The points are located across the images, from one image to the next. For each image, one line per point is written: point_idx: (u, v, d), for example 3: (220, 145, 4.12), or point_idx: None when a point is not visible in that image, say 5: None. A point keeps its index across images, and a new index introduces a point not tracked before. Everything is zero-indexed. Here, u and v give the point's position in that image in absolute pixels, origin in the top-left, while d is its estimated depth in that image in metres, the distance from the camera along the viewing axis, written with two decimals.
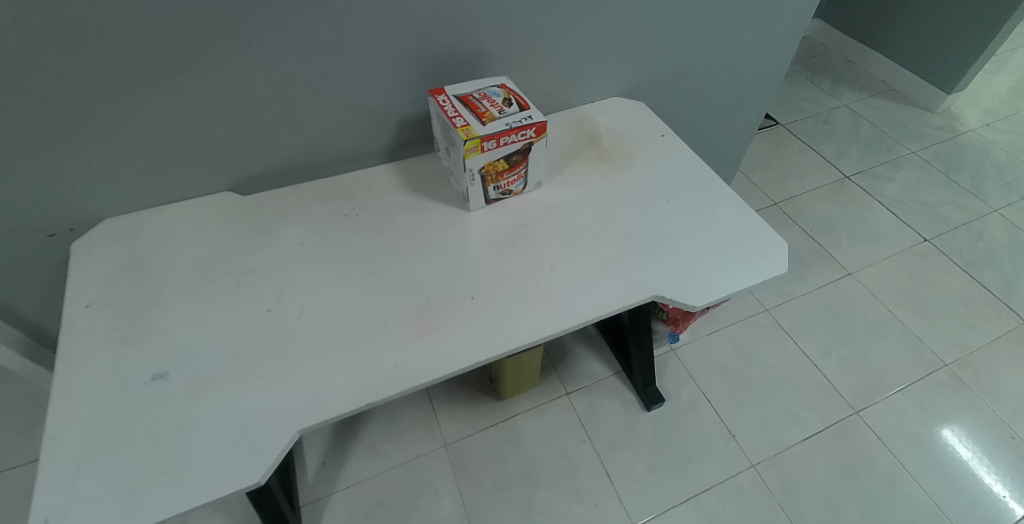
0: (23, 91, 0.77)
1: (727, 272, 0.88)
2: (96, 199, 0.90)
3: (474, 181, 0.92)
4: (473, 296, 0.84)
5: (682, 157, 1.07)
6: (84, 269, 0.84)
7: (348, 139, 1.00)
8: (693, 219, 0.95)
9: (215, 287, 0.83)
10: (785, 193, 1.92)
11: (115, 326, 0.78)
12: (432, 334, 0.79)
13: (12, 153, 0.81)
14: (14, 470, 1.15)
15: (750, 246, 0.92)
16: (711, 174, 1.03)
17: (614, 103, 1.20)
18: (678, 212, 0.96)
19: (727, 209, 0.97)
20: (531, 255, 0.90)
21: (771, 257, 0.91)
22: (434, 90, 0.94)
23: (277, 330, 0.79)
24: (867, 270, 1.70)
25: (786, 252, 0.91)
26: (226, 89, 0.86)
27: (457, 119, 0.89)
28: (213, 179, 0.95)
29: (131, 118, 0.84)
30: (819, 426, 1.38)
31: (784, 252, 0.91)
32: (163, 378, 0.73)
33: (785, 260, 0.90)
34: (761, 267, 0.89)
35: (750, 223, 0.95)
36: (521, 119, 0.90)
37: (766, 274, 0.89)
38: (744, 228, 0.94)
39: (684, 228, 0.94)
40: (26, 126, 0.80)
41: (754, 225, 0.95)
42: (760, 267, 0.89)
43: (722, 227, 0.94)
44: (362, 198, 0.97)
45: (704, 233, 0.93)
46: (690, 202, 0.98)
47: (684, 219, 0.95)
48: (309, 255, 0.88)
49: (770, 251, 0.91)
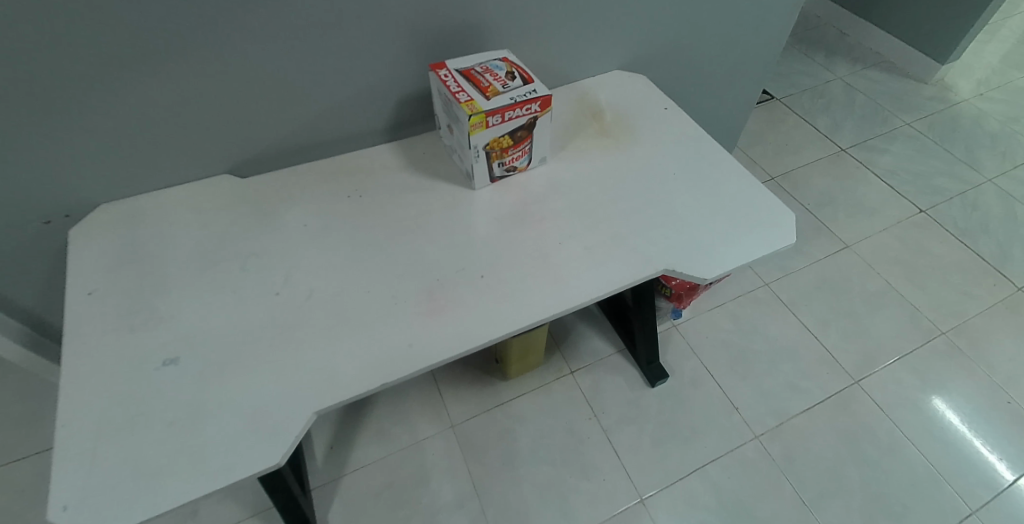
0: (12, 74, 0.74)
1: (736, 244, 0.88)
2: (92, 184, 0.87)
3: (479, 158, 0.90)
4: (483, 275, 0.83)
5: (686, 130, 1.06)
6: (85, 257, 0.82)
7: (348, 118, 0.98)
8: (701, 192, 0.95)
9: (220, 272, 0.81)
10: (781, 167, 1.92)
11: (120, 314, 0.76)
12: (443, 314, 0.78)
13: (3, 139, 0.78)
14: (16, 462, 1.14)
15: (758, 217, 0.91)
16: (716, 147, 1.02)
17: (615, 77, 1.18)
18: (685, 186, 0.96)
19: (734, 181, 0.97)
20: (538, 232, 0.89)
21: (779, 228, 0.90)
22: (435, 65, 0.92)
23: (286, 314, 0.78)
24: (864, 242, 1.71)
25: (794, 223, 0.91)
26: (223, 67, 0.83)
27: (460, 94, 0.87)
28: (211, 162, 0.93)
29: (126, 100, 0.82)
30: (820, 396, 1.39)
31: (792, 223, 0.91)
32: (173, 365, 0.72)
33: (794, 231, 0.90)
34: (770, 238, 0.89)
35: (758, 194, 0.94)
36: (526, 93, 0.88)
37: (775, 245, 0.89)
38: (752, 200, 0.94)
39: (692, 201, 0.93)
40: (16, 110, 0.77)
41: (761, 196, 0.94)
42: (769, 238, 0.89)
43: (730, 199, 0.94)
44: (365, 178, 0.96)
45: (712, 206, 0.93)
46: (696, 175, 0.98)
47: (690, 192, 0.95)
48: (314, 237, 0.87)
49: (778, 222, 0.91)
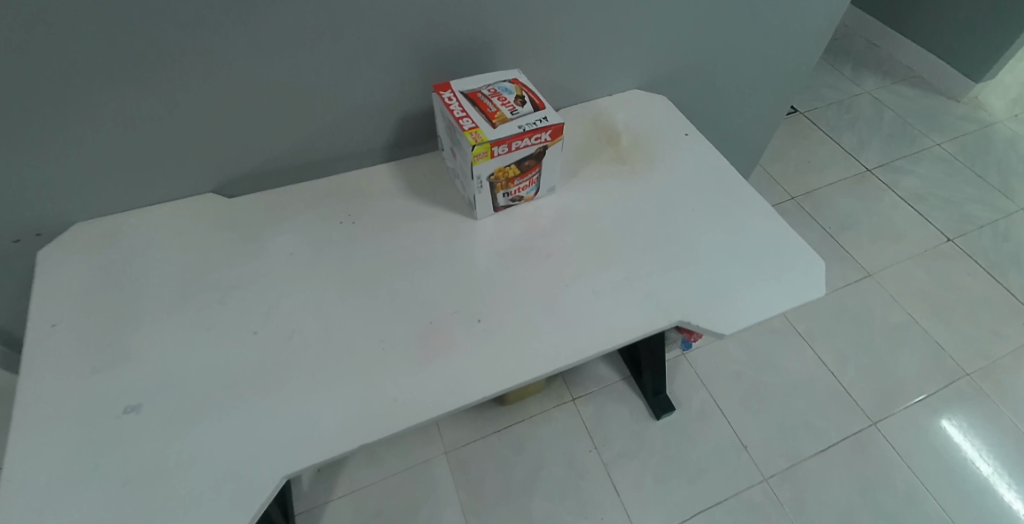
0: None
1: (759, 294, 0.80)
2: (65, 202, 0.81)
3: (482, 189, 0.84)
4: (482, 319, 0.76)
5: (708, 159, 0.98)
6: (52, 282, 0.76)
7: (345, 136, 0.91)
8: (722, 232, 0.87)
9: (196, 305, 0.75)
10: (803, 186, 1.84)
11: (84, 350, 0.70)
12: (434, 364, 0.72)
13: None
14: None
15: (784, 264, 0.83)
16: (739, 179, 0.94)
17: (633, 96, 1.11)
18: (704, 223, 0.88)
19: (759, 221, 0.89)
20: (544, 272, 0.82)
21: (808, 278, 0.82)
22: (439, 86, 0.85)
23: (264, 356, 0.71)
24: (888, 271, 1.62)
25: (824, 272, 0.83)
26: (208, 82, 0.77)
27: (464, 120, 0.80)
28: (195, 180, 0.87)
29: (101, 115, 0.75)
30: (835, 437, 1.32)
31: (822, 271, 0.83)
32: (137, 412, 0.66)
33: (823, 281, 0.82)
34: (796, 290, 0.81)
35: (784, 237, 0.86)
36: (536, 120, 0.81)
37: (803, 298, 0.81)
38: (778, 243, 0.86)
39: (712, 242, 0.86)
40: None
41: (788, 240, 0.86)
42: (796, 290, 0.81)
43: (754, 241, 0.86)
44: (359, 202, 0.89)
45: (733, 249, 0.85)
46: (717, 211, 0.90)
47: (710, 231, 0.87)
48: (300, 268, 0.80)
49: (806, 271, 0.83)
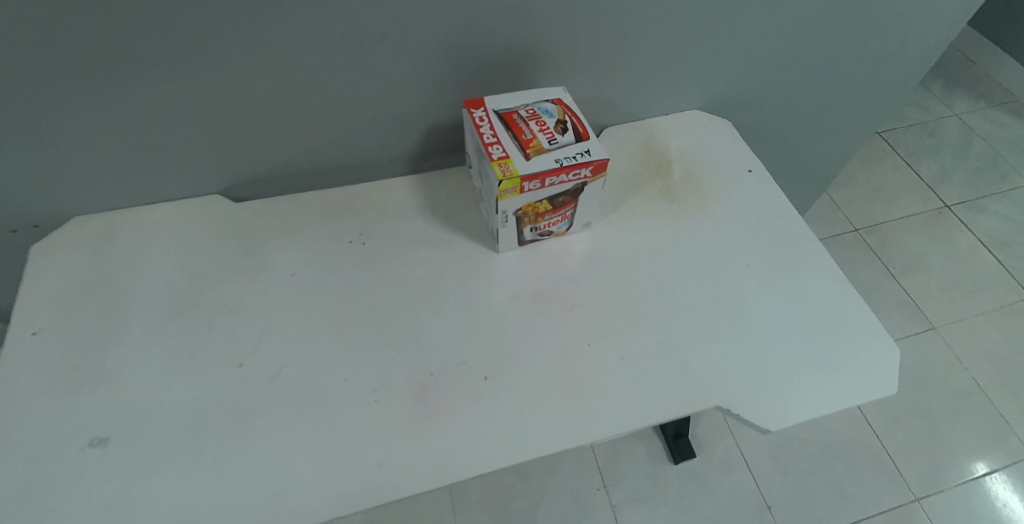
0: None
1: (818, 387, 0.69)
2: (61, 196, 0.76)
3: (507, 223, 0.74)
4: (490, 377, 0.68)
5: (771, 205, 0.86)
6: (38, 283, 0.71)
7: (364, 144, 0.83)
8: (780, 301, 0.75)
9: (182, 325, 0.69)
10: (869, 218, 1.67)
11: (59, 367, 0.65)
12: (430, 428, 0.64)
13: None
14: None
15: (850, 351, 0.72)
16: (806, 233, 0.82)
17: (692, 118, 0.98)
18: (760, 287, 0.77)
19: (825, 291, 0.77)
20: (566, 326, 0.72)
21: (877, 370, 0.71)
22: (471, 102, 0.76)
23: (246, 394, 0.65)
24: (954, 325, 1.47)
25: (898, 365, 0.71)
26: (214, 80, 0.69)
27: (494, 147, 0.71)
28: (200, 181, 0.80)
29: (98, 109, 0.69)
30: (871, 509, 1.21)
31: (894, 363, 0.71)
32: (103, 447, 0.61)
33: (896, 377, 0.70)
34: (862, 386, 0.69)
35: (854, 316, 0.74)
36: (576, 154, 0.71)
37: (869, 395, 0.69)
38: (845, 323, 0.74)
39: (766, 313, 0.74)
40: None
41: (857, 319, 0.74)
42: (862, 384, 0.70)
43: (817, 317, 0.74)
44: (372, 219, 0.81)
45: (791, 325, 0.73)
46: (777, 274, 0.78)
47: (765, 297, 0.76)
48: (298, 293, 0.73)
49: (876, 362, 0.71)
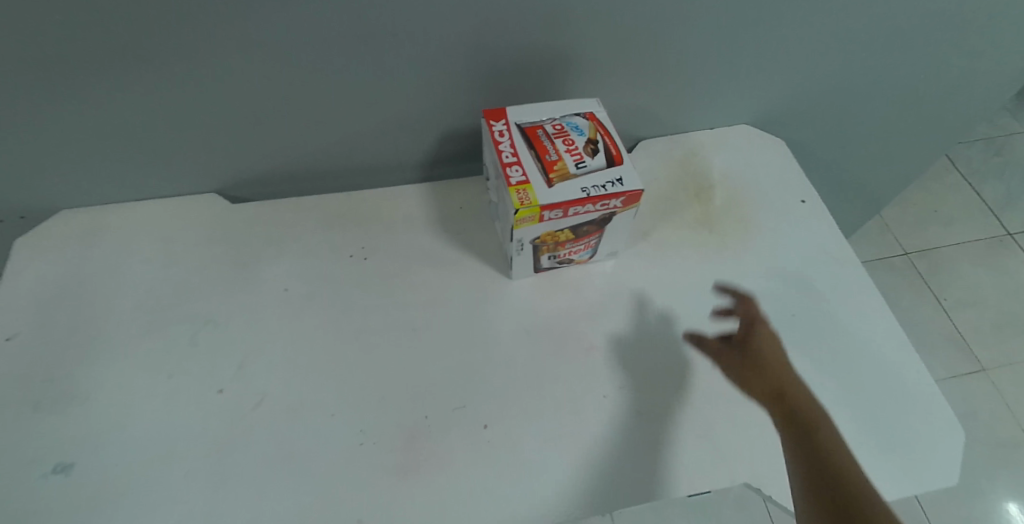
0: None
1: (866, 469, 0.61)
2: (44, 190, 0.70)
3: (523, 251, 0.67)
4: (489, 426, 0.61)
5: (827, 246, 0.77)
6: (19, 283, 0.67)
7: (374, 148, 0.76)
8: (829, 361, 0.67)
9: (164, 341, 0.64)
10: (920, 242, 1.54)
11: (32, 380, 0.61)
12: (421, 481, 0.58)
13: None
14: None
15: (907, 429, 0.63)
16: (866, 285, 0.73)
17: (742, 135, 0.88)
18: (806, 343, 0.68)
19: (881, 354, 0.68)
20: (578, 371, 0.65)
21: (936, 455, 0.62)
22: (492, 113, 0.68)
23: (224, 426, 0.60)
24: (1005, 369, 1.35)
25: (961, 450, 0.63)
26: (208, 76, 0.63)
27: (513, 168, 0.63)
28: (195, 179, 0.74)
29: (82, 102, 0.62)
30: None
31: (956, 448, 0.63)
32: (66, 474, 0.57)
33: (957, 468, 0.62)
34: (918, 474, 0.61)
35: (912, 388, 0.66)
36: (606, 182, 0.63)
37: (925, 485, 0.61)
38: (904, 395, 0.66)
39: (813, 375, 0.66)
40: None
41: (916, 391, 0.66)
42: (918, 472, 0.61)
43: (870, 386, 0.66)
44: (377, 232, 0.74)
45: (841, 393, 0.65)
46: (827, 328, 0.69)
47: (813, 356, 0.67)
48: (289, 312, 0.67)
49: (937, 445, 0.63)
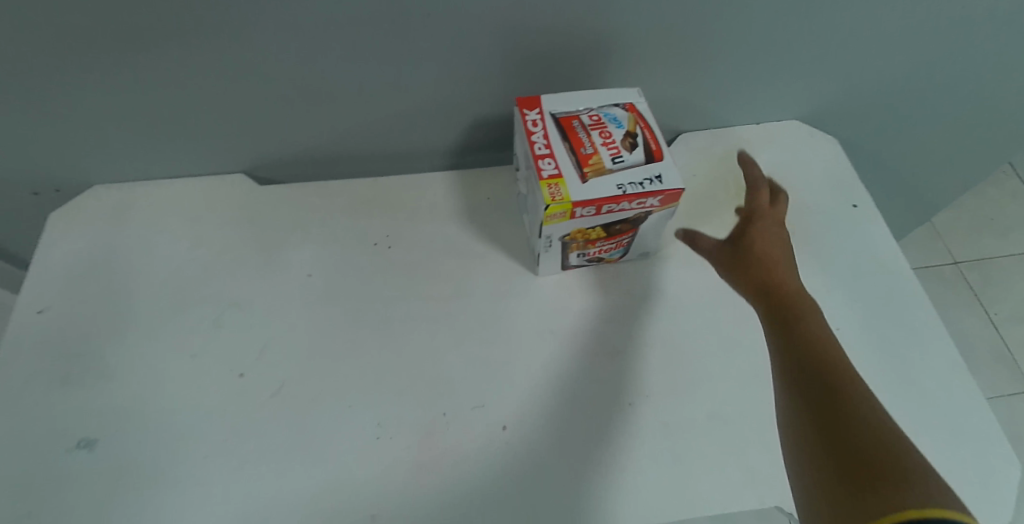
0: None
1: None
2: (79, 165, 0.71)
3: (551, 247, 0.64)
4: (508, 427, 0.60)
5: (884, 263, 0.73)
6: (52, 257, 0.68)
7: (404, 133, 0.74)
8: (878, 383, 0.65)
9: (188, 322, 0.65)
10: (972, 251, 1.45)
11: (60, 354, 0.62)
12: (435, 480, 0.57)
13: None
14: None
15: (960, 459, 0.61)
16: (930, 317, 0.70)
17: (792, 131, 0.83)
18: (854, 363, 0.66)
19: (936, 378, 0.66)
20: (602, 376, 0.63)
21: (993, 488, 0.59)
22: (526, 102, 0.65)
23: (242, 411, 0.60)
24: None
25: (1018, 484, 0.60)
26: (239, 57, 0.61)
27: (546, 161, 0.60)
28: (224, 159, 0.74)
29: (114, 81, 0.62)
30: None
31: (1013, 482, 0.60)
32: (90, 449, 0.58)
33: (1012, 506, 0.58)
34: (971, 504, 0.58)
35: (967, 417, 0.63)
36: (643, 178, 0.60)
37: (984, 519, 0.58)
38: (959, 422, 0.63)
39: None
40: None
41: (971, 420, 0.63)
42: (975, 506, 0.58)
43: (922, 419, 0.63)
44: (404, 221, 0.73)
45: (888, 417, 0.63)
46: (881, 354, 0.67)
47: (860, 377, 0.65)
48: (311, 298, 0.67)
49: (993, 478, 0.60)
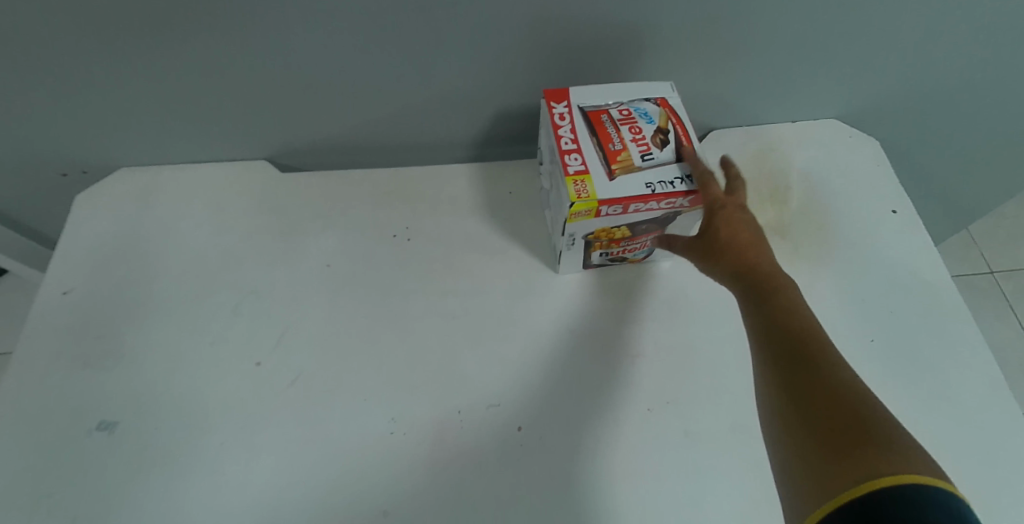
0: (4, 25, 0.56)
1: None
2: (105, 148, 0.71)
3: (574, 246, 0.63)
4: (524, 428, 0.59)
5: (922, 273, 0.70)
6: (77, 239, 0.68)
7: (428, 124, 0.73)
8: (912, 400, 0.62)
9: (208, 309, 0.65)
10: (1013, 259, 1.39)
11: (83, 336, 0.63)
12: (447, 479, 0.56)
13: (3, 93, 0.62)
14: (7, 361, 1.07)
15: (996, 483, 0.58)
16: (969, 331, 0.66)
17: (830, 129, 0.79)
18: (886, 377, 0.63)
19: (974, 396, 0.62)
20: (622, 380, 0.61)
21: None
22: (553, 95, 0.63)
23: (257, 400, 0.60)
24: None
25: None
26: (264, 44, 0.60)
27: (572, 156, 0.58)
28: (248, 146, 0.73)
29: (140, 67, 0.61)
30: None
31: None
32: (109, 432, 0.58)
33: None
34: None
35: (1006, 438, 0.60)
36: (673, 177, 0.58)
37: None
38: (996, 443, 0.60)
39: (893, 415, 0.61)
40: (12, 66, 0.60)
41: (1010, 442, 0.60)
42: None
43: (958, 441, 0.60)
44: (425, 212, 0.72)
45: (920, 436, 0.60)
46: (916, 370, 0.64)
47: (891, 392, 0.62)
48: (330, 289, 0.66)
49: None
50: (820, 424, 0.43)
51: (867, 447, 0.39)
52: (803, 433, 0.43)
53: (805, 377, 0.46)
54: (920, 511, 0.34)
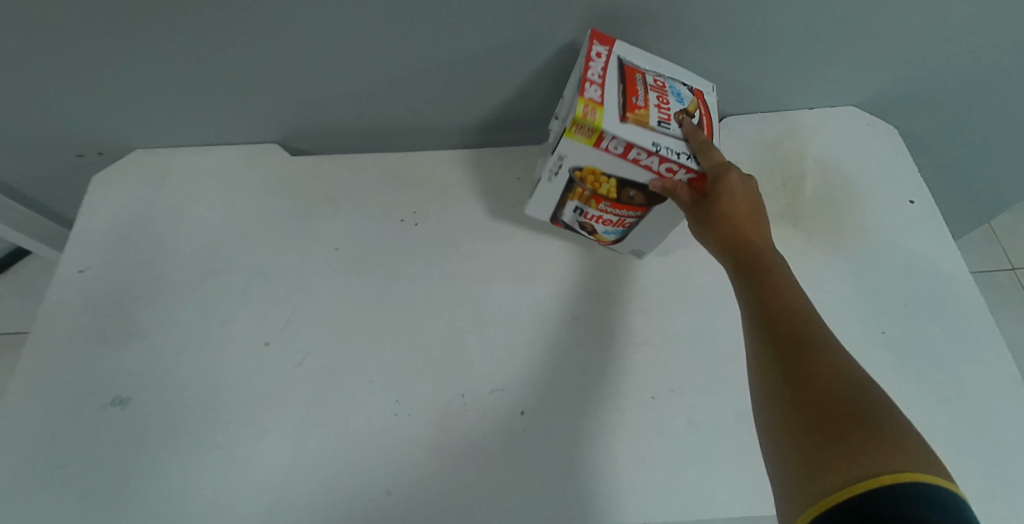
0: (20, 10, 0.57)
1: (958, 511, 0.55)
2: (121, 130, 0.72)
3: (556, 178, 0.59)
4: (526, 414, 0.59)
5: (939, 265, 0.68)
6: (93, 218, 0.70)
7: (436, 108, 0.72)
8: (920, 390, 0.61)
9: (217, 289, 0.66)
10: None
11: (97, 313, 0.64)
12: (447, 461, 0.57)
13: (22, 76, 0.63)
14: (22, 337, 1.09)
15: (1006, 480, 0.57)
16: (987, 325, 0.65)
17: (852, 120, 0.77)
18: (896, 370, 0.62)
19: (989, 391, 0.61)
20: (627, 367, 0.61)
21: None
22: (598, 37, 0.60)
23: (263, 380, 0.61)
24: None
25: None
26: (274, 29, 0.61)
27: (593, 86, 0.55)
28: (259, 129, 0.74)
29: (153, 51, 0.62)
30: None
31: None
32: (121, 408, 0.60)
33: None
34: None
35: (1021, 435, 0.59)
36: (681, 152, 0.55)
37: None
38: (1009, 439, 0.59)
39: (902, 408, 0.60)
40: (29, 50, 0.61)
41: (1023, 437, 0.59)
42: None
43: (970, 438, 0.59)
44: (432, 197, 0.72)
45: (930, 429, 0.59)
46: (929, 364, 0.63)
47: (902, 384, 0.61)
48: (336, 271, 0.67)
49: None
50: (810, 411, 0.42)
51: (858, 436, 0.39)
52: (795, 423, 0.42)
53: (795, 365, 0.45)
54: (918, 508, 0.34)
